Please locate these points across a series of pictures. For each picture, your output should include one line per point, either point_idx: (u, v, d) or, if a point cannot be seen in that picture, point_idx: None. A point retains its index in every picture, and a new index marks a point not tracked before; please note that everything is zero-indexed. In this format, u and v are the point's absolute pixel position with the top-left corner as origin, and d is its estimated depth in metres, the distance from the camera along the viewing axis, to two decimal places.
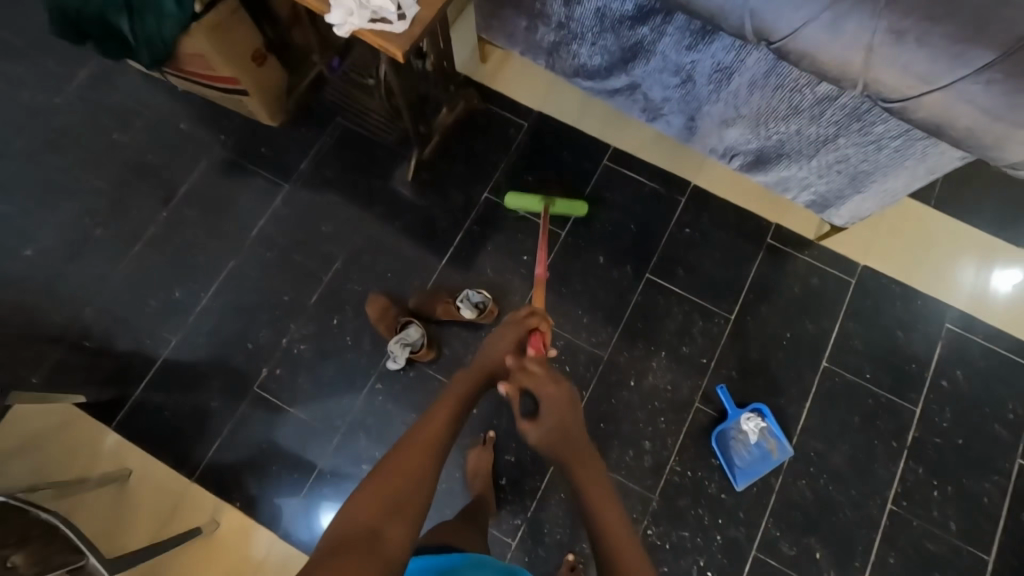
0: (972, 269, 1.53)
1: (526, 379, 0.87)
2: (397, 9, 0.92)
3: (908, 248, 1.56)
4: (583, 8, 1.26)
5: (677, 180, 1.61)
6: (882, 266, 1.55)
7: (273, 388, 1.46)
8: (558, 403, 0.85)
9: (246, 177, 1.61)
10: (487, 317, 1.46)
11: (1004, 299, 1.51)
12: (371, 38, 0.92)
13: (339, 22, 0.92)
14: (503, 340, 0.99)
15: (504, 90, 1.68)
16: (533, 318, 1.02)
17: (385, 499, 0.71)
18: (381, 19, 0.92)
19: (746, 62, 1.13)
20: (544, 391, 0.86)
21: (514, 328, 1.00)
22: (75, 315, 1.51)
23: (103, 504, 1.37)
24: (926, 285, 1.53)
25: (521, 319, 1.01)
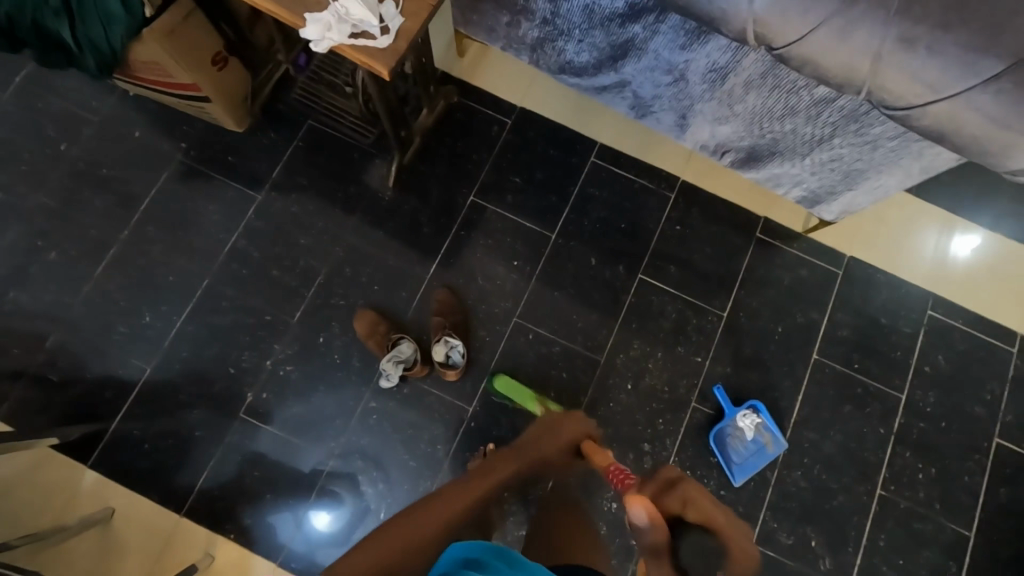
0: (930, 238, 1.57)
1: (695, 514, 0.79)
2: (380, 22, 0.85)
3: (870, 225, 1.58)
4: (571, 4, 1.20)
5: (666, 175, 1.58)
6: (848, 249, 1.57)
7: (261, 413, 1.40)
8: (741, 547, 0.77)
9: (213, 188, 1.50)
10: (450, 374, 1.40)
11: (963, 263, 1.56)
12: (353, 54, 0.85)
13: (316, 38, 0.84)
14: (566, 429, 0.98)
15: (482, 85, 1.60)
16: (592, 425, 1.03)
17: (399, 544, 0.79)
18: (363, 33, 0.85)
19: (743, 62, 1.09)
20: (710, 518, 0.78)
21: (576, 423, 1.00)
22: (34, 347, 1.40)
23: (88, 546, 1.30)
24: (889, 262, 1.56)
25: (583, 421, 1.02)
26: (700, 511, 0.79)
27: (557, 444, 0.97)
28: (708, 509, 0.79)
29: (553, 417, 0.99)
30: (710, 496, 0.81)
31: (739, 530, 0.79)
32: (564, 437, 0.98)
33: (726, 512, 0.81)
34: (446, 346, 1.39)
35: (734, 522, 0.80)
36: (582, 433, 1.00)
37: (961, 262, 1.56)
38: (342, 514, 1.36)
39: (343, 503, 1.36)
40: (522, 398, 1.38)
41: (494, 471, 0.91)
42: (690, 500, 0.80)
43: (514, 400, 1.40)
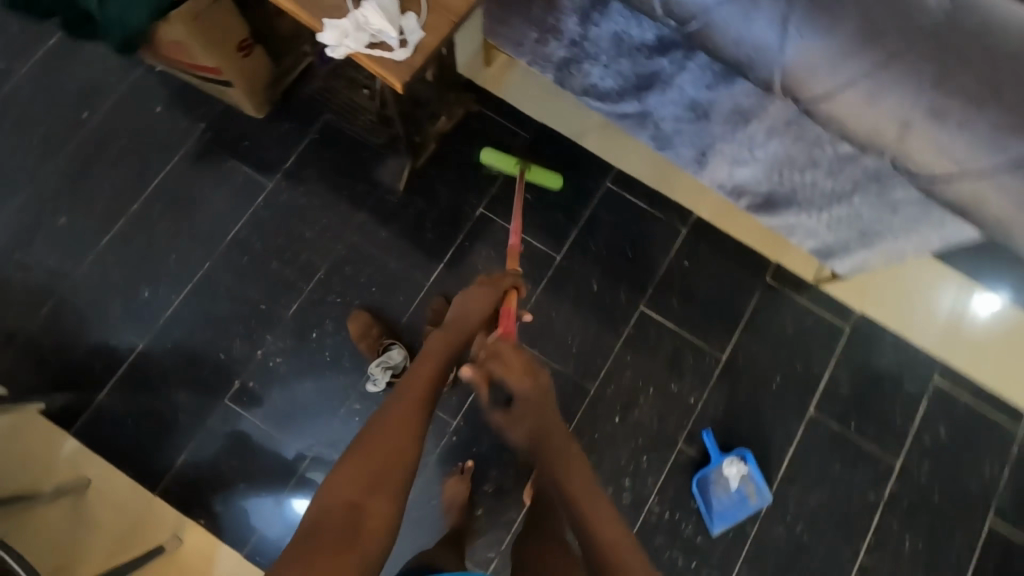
0: (950, 296, 1.51)
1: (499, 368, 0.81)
2: (399, 34, 0.84)
3: (887, 281, 1.53)
4: (600, 29, 1.18)
5: (679, 209, 1.55)
6: (864, 306, 1.53)
7: (244, 401, 1.40)
8: (529, 386, 0.82)
9: (225, 172, 1.51)
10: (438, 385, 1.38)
11: (982, 325, 1.50)
12: (368, 64, 0.85)
13: (333, 44, 0.84)
14: (480, 299, 0.97)
15: (504, 97, 1.59)
16: (509, 279, 1.02)
17: (373, 466, 0.70)
18: (380, 43, 0.85)
19: (767, 109, 1.07)
20: (521, 378, 0.81)
21: (490, 293, 0.98)
22: (34, 310, 1.41)
23: (59, 514, 1.31)
24: (905, 322, 1.51)
25: (501, 278, 1.01)
26: (502, 362, 0.82)
27: (477, 312, 0.96)
28: (517, 360, 0.83)
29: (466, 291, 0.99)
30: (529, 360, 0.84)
31: (540, 392, 0.83)
32: (481, 305, 0.97)
33: (537, 373, 0.83)
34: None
35: (534, 376, 0.83)
36: (499, 290, 0.99)
37: (980, 323, 1.50)
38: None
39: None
40: (504, 162, 1.44)
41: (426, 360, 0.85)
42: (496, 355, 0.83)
43: (497, 168, 1.48)
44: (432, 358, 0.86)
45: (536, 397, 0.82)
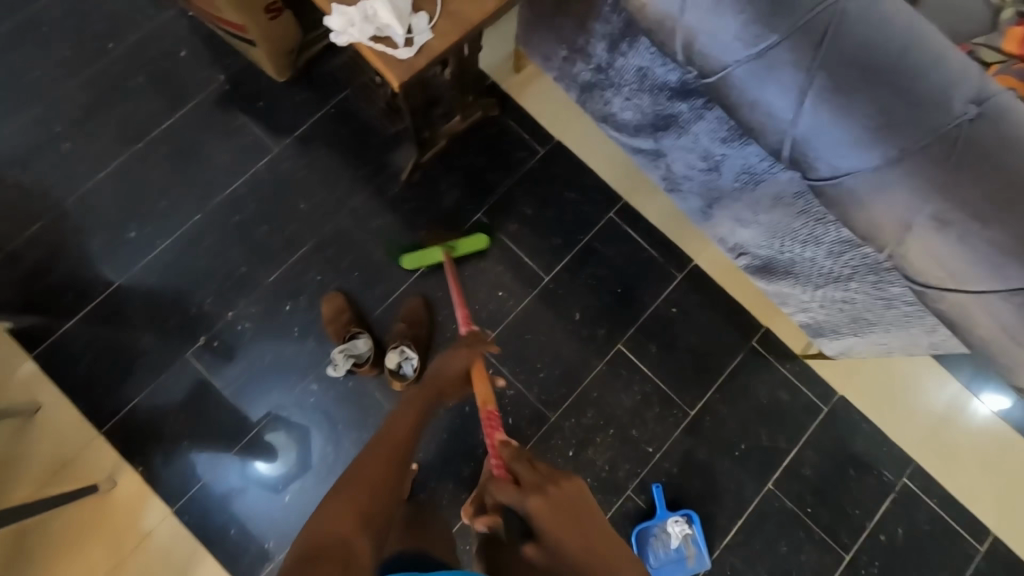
0: (942, 397, 1.47)
1: (504, 496, 0.71)
2: (405, 32, 0.86)
3: (881, 372, 1.49)
4: (626, 61, 1.14)
5: (678, 254, 1.52)
6: (852, 394, 1.47)
7: (205, 359, 1.39)
8: (545, 505, 0.66)
9: (234, 128, 1.50)
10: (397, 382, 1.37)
11: (970, 431, 1.45)
12: (370, 56, 0.87)
13: (338, 30, 0.86)
14: (453, 361, 1.02)
15: (526, 107, 1.56)
16: (482, 345, 1.06)
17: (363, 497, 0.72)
18: (385, 38, 0.87)
19: (778, 175, 1.03)
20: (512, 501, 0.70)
21: (462, 356, 1.03)
22: (20, 227, 1.42)
23: (5, 435, 1.32)
24: (892, 416, 1.46)
25: (474, 346, 1.04)
26: (506, 488, 0.72)
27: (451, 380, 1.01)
28: (528, 478, 0.71)
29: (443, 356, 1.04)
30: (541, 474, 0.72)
31: (566, 501, 0.67)
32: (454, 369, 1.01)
33: (545, 486, 0.69)
34: (399, 355, 1.35)
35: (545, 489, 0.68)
36: (472, 351, 1.04)
37: (969, 428, 1.45)
38: (277, 467, 1.35)
39: (278, 458, 1.36)
40: (424, 254, 1.42)
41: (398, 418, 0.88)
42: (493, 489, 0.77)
43: (424, 265, 1.45)
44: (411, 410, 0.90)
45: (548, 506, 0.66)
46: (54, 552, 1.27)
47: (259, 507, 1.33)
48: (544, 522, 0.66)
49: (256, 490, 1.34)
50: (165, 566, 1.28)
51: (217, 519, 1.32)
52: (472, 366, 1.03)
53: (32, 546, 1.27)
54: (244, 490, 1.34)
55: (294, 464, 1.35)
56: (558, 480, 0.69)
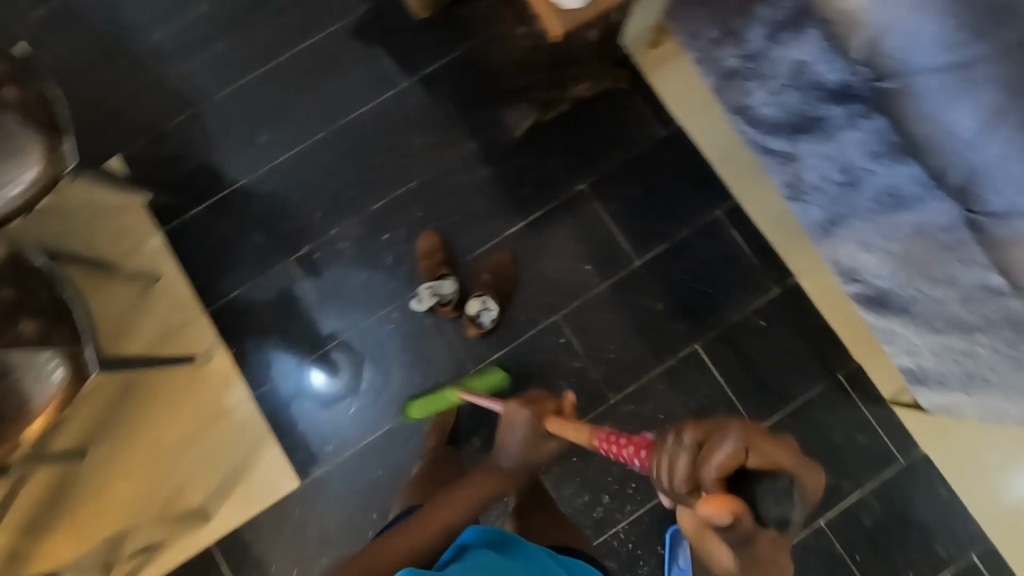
0: None
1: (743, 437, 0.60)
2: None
3: None
4: (782, 53, 1.08)
5: (779, 267, 1.45)
6: (940, 458, 1.38)
7: (306, 268, 1.49)
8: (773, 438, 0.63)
9: (369, 56, 1.55)
10: (472, 330, 1.42)
11: None
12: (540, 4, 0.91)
13: None
14: (519, 418, 0.93)
15: (655, 85, 1.52)
16: (552, 402, 0.97)
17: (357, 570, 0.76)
18: None
19: (926, 203, 0.95)
20: (778, 455, 0.60)
21: (531, 416, 0.92)
22: (169, 114, 1.55)
23: (128, 295, 1.48)
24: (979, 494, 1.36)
25: (540, 403, 0.96)
26: (747, 429, 0.62)
27: (521, 447, 0.90)
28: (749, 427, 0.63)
29: (507, 413, 0.95)
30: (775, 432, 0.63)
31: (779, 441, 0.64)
32: (523, 429, 0.92)
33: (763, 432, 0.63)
34: (481, 304, 1.39)
35: (798, 457, 0.62)
36: (540, 408, 0.94)
37: None
38: (332, 383, 1.45)
39: (335, 374, 1.45)
40: (428, 399, 1.38)
41: (454, 499, 0.83)
42: (755, 449, 0.60)
43: (438, 411, 1.39)
44: (461, 502, 0.83)
45: (802, 464, 0.62)
46: (151, 405, 1.44)
47: (310, 416, 1.44)
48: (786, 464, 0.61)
49: (324, 396, 1.44)
50: (239, 441, 1.43)
51: (288, 414, 1.44)
52: (545, 423, 0.92)
53: (134, 394, 1.44)
54: (298, 398, 1.44)
55: (348, 380, 1.45)
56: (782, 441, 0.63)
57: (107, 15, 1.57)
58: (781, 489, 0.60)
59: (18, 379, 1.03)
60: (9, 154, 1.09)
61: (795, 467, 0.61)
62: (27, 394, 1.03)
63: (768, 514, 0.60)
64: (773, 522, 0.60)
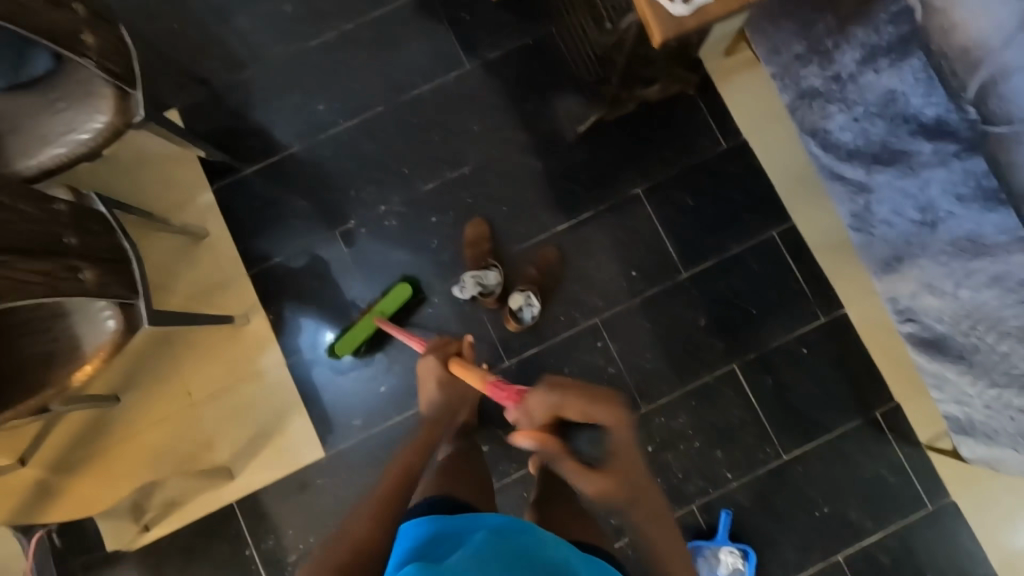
0: None
1: (554, 397, 0.88)
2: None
3: None
4: (876, 78, 1.06)
5: (830, 297, 1.41)
6: (975, 513, 1.34)
7: (350, 241, 1.49)
8: (603, 406, 0.86)
9: (436, 34, 1.52)
10: (511, 324, 1.40)
11: None
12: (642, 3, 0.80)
13: None
14: (427, 372, 1.05)
15: (725, 95, 1.47)
16: (453, 345, 1.11)
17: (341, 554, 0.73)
18: None
19: (1011, 254, 0.94)
20: (595, 411, 0.87)
21: (435, 364, 1.04)
22: (230, 71, 1.54)
23: (174, 249, 1.49)
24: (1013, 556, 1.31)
25: (444, 346, 1.09)
26: (567, 394, 0.88)
27: (435, 391, 1.03)
28: (571, 393, 0.88)
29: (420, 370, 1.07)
30: (596, 395, 0.87)
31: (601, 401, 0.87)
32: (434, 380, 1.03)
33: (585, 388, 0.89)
34: (523, 299, 1.38)
35: (609, 407, 0.87)
36: (442, 353, 1.07)
37: None
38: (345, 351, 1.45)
39: None
40: (353, 332, 1.41)
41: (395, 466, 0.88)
42: (568, 403, 0.88)
43: (362, 342, 1.42)
44: (417, 449, 0.91)
45: (616, 419, 0.86)
46: (187, 360, 1.45)
47: (324, 382, 1.45)
48: (610, 418, 0.86)
49: (356, 370, 1.45)
50: (269, 404, 1.44)
51: (319, 384, 1.45)
52: (450, 368, 1.04)
53: (171, 347, 1.45)
54: (314, 363, 1.46)
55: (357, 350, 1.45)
56: (598, 396, 0.87)
57: None
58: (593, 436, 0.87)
59: (70, 322, 1.05)
60: (80, 99, 1.09)
61: (607, 420, 0.86)
62: (78, 339, 1.05)
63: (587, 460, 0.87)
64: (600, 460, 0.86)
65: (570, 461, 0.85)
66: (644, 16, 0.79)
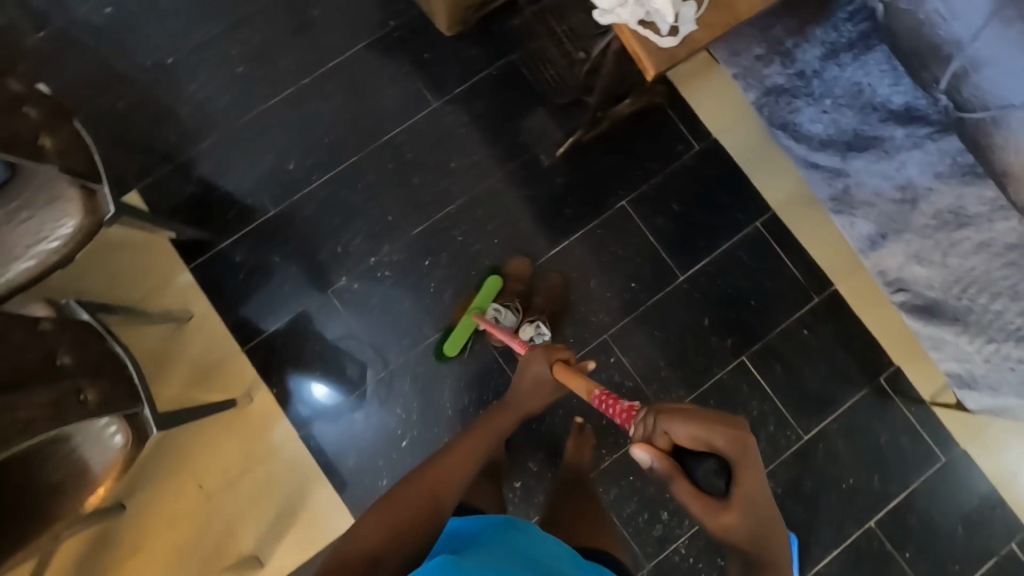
0: None
1: (680, 422, 0.76)
2: (674, 21, 0.89)
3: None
4: (842, 73, 1.22)
5: (821, 277, 1.47)
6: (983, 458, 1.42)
7: (345, 298, 1.45)
8: (732, 438, 0.74)
9: (399, 76, 1.50)
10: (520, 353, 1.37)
11: None
12: (630, 39, 0.90)
13: (606, 9, 0.89)
14: (531, 364, 1.02)
15: (690, 98, 1.51)
16: (563, 350, 1.05)
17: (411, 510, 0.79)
18: (651, 23, 0.90)
19: (993, 223, 1.11)
20: (727, 443, 0.74)
21: (544, 362, 1.01)
22: (190, 142, 1.47)
23: (160, 339, 1.41)
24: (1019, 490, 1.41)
25: (552, 348, 1.03)
26: (690, 420, 0.76)
27: (526, 385, 1.01)
28: (705, 416, 0.76)
29: (521, 360, 1.04)
30: (720, 421, 0.75)
31: (740, 442, 0.74)
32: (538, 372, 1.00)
33: (714, 419, 0.75)
34: (534, 329, 1.35)
35: (735, 438, 0.74)
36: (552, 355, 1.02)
37: None
38: (336, 396, 1.41)
39: (338, 389, 1.42)
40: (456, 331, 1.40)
41: (474, 436, 0.93)
42: (691, 429, 0.75)
43: (468, 338, 1.41)
44: (460, 455, 0.89)
45: (737, 443, 0.74)
46: (195, 449, 1.38)
47: (328, 438, 1.40)
48: (750, 455, 0.74)
49: (373, 430, 1.40)
50: (288, 482, 1.38)
51: (338, 452, 1.40)
52: (557, 369, 1.00)
53: (176, 439, 1.38)
54: (314, 419, 1.41)
55: (346, 395, 1.42)
56: (738, 425, 0.75)
57: (114, 39, 1.49)
58: (713, 466, 0.75)
59: (74, 445, 1.00)
60: (46, 206, 1.04)
61: (724, 444, 0.74)
62: (85, 459, 1.00)
63: (707, 486, 0.76)
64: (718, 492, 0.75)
65: (683, 483, 0.74)
66: (635, 51, 0.90)
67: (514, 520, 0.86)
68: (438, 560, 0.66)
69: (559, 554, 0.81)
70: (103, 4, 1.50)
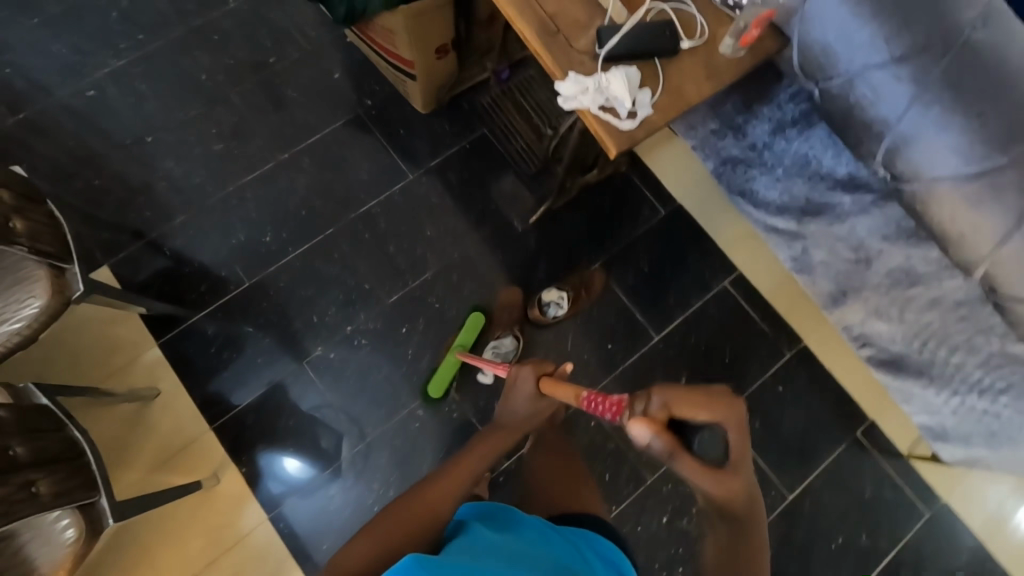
0: None
1: (671, 392, 0.66)
2: (631, 105, 0.96)
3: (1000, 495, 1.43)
4: (789, 146, 1.28)
5: (790, 331, 1.51)
6: (965, 510, 1.42)
7: (320, 368, 1.42)
8: (729, 409, 0.66)
9: (374, 150, 1.56)
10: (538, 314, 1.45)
11: None
12: (592, 121, 0.97)
13: (569, 95, 0.97)
14: (522, 384, 0.94)
15: (653, 165, 1.60)
16: (548, 364, 0.98)
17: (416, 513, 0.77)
18: (611, 108, 0.97)
19: (944, 282, 1.12)
20: (719, 408, 0.66)
21: (529, 377, 0.94)
22: (165, 218, 1.48)
23: (123, 420, 1.35)
24: (1003, 541, 1.40)
25: (539, 364, 0.96)
26: (683, 392, 0.67)
27: (525, 405, 0.95)
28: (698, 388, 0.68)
29: (508, 378, 0.97)
30: (709, 392, 0.67)
31: (736, 416, 0.67)
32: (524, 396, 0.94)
33: (701, 388, 0.68)
34: (558, 294, 1.46)
35: (726, 403, 0.67)
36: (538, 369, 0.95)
37: None
38: (309, 471, 1.36)
39: (310, 464, 1.36)
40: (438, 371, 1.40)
41: (480, 447, 0.90)
42: (682, 402, 0.66)
43: (451, 380, 1.41)
44: (453, 477, 0.84)
45: (730, 414, 0.66)
46: (159, 539, 1.29)
47: (300, 519, 1.33)
48: (740, 422, 0.67)
49: (348, 508, 1.34)
50: (258, 570, 1.29)
51: (310, 533, 1.32)
52: (542, 384, 0.93)
53: (132, 531, 1.29)
54: (284, 496, 1.34)
55: (319, 469, 1.36)
56: (727, 394, 0.68)
57: (93, 121, 1.52)
58: (711, 435, 0.64)
59: (21, 543, 0.93)
60: (12, 287, 1.03)
61: (720, 417, 0.66)
62: (31, 558, 0.93)
63: (710, 458, 0.64)
64: (718, 462, 0.64)
65: (687, 455, 0.63)
66: (599, 133, 0.97)
67: (482, 509, 0.83)
68: (408, 556, 0.61)
69: (534, 531, 0.80)
70: (85, 88, 1.54)
